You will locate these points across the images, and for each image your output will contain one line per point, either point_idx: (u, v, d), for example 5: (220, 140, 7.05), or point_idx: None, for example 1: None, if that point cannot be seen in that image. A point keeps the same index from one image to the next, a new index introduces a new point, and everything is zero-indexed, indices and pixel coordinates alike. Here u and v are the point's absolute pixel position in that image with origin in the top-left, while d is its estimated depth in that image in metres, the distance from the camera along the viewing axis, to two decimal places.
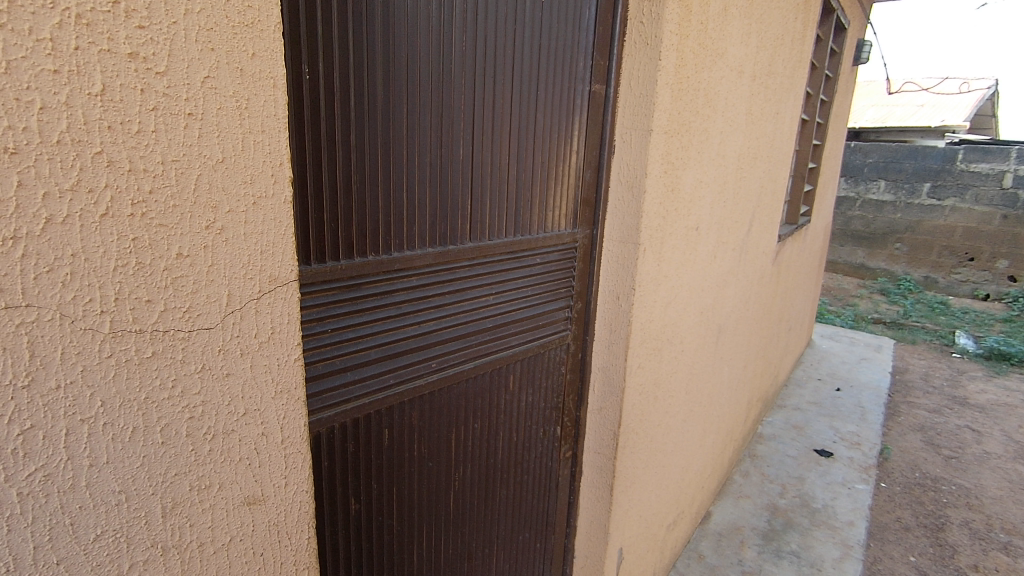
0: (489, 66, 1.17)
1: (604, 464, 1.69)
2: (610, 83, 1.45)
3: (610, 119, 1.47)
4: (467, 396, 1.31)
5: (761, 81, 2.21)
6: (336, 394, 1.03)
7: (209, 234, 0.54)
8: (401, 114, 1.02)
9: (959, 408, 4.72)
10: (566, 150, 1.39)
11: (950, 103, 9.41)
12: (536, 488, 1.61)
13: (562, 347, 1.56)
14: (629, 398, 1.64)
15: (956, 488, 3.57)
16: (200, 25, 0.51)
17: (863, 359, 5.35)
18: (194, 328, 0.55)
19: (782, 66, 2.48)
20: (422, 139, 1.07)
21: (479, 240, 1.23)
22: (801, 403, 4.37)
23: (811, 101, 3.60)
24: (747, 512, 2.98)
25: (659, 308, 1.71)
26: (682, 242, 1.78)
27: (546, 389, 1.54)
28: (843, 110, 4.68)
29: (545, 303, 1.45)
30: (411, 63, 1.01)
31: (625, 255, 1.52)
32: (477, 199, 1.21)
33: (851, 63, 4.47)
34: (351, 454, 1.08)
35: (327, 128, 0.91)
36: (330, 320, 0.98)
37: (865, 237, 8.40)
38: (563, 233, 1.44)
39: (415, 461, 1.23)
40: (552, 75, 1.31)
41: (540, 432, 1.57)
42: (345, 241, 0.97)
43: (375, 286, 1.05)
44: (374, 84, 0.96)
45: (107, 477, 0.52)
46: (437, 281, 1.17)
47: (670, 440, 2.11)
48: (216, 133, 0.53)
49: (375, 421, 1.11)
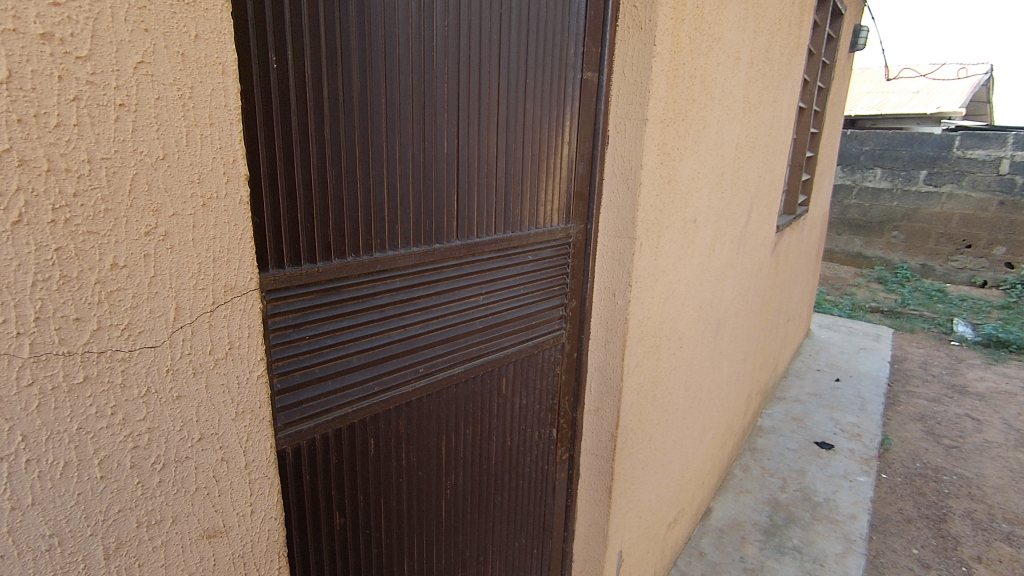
0: (474, 51, 1.09)
1: (602, 466, 1.64)
2: (604, 69, 1.37)
3: (604, 107, 1.40)
4: (457, 401, 1.26)
5: (758, 67, 2.15)
6: (316, 403, 0.99)
7: (150, 240, 0.48)
8: (381, 106, 0.95)
9: (959, 396, 4.69)
10: (557, 140, 1.32)
11: (946, 88, 9.37)
12: (533, 492, 1.56)
13: (556, 347, 1.49)
14: (627, 398, 1.59)
15: (957, 478, 3.54)
16: (131, 3, 0.45)
17: (862, 349, 5.32)
18: (135, 347, 0.49)
19: (779, 53, 2.42)
20: (404, 132, 1.00)
21: (466, 238, 1.17)
22: (801, 394, 4.34)
23: (809, 88, 3.55)
24: (749, 507, 2.94)
25: (656, 304, 1.66)
26: (679, 235, 1.73)
27: (540, 390, 1.48)
28: (840, 96, 4.62)
29: (536, 301, 1.38)
30: (389, 50, 0.94)
31: (621, 250, 1.46)
32: (464, 194, 1.14)
33: (847, 50, 4.40)
34: (334, 465, 1.04)
35: (299, 123, 0.85)
36: (307, 326, 0.94)
37: (862, 226, 8.38)
38: (556, 228, 1.38)
39: (403, 469, 1.18)
40: (542, 62, 1.24)
41: (536, 434, 1.51)
42: (321, 242, 0.93)
43: (356, 289, 1.00)
44: (349, 73, 0.90)
45: (33, 520, 0.45)
46: (422, 282, 1.11)
47: (670, 437, 2.07)
48: (153, 125, 0.47)
49: (358, 429, 1.07)
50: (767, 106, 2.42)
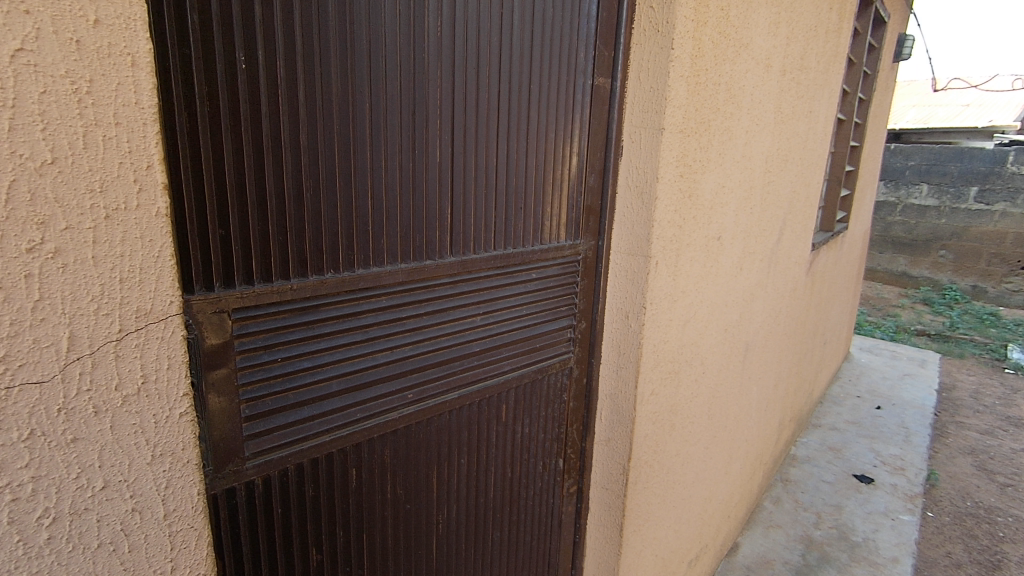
0: (471, 53, 1.01)
1: (613, 502, 1.52)
2: (617, 75, 1.28)
3: (617, 116, 1.31)
4: (450, 429, 1.17)
5: (792, 75, 2.03)
6: (289, 431, 0.91)
7: (35, 258, 0.46)
8: (365, 110, 0.88)
9: (1015, 430, 4.35)
10: (565, 150, 1.23)
11: (998, 101, 8.94)
12: (536, 527, 1.45)
13: (563, 372, 1.39)
14: (641, 429, 1.47)
15: (1013, 520, 3.25)
16: None
17: (906, 375, 5.02)
18: (16, 383, 0.46)
19: (815, 61, 2.29)
20: (392, 139, 0.93)
21: (461, 254, 1.08)
22: (838, 422, 4.10)
23: (848, 98, 3.38)
24: (779, 544, 2.74)
25: (675, 327, 1.55)
26: (702, 253, 1.61)
27: (545, 418, 1.38)
28: (883, 109, 4.40)
29: (541, 322, 1.29)
30: (374, 51, 0.87)
31: (635, 269, 1.36)
32: (460, 207, 1.06)
33: (890, 60, 4.20)
34: (310, 498, 0.97)
35: (271, 128, 0.79)
36: (279, 348, 0.87)
37: (906, 244, 8.03)
38: (563, 245, 1.28)
39: (389, 503, 1.09)
40: (548, 66, 1.15)
41: (540, 466, 1.41)
42: (297, 256, 0.85)
43: (336, 309, 0.92)
44: (328, 75, 0.83)
45: None
46: (412, 301, 1.02)
47: (691, 469, 1.94)
48: (38, 123, 0.45)
49: (338, 460, 0.99)
50: (802, 117, 2.29)
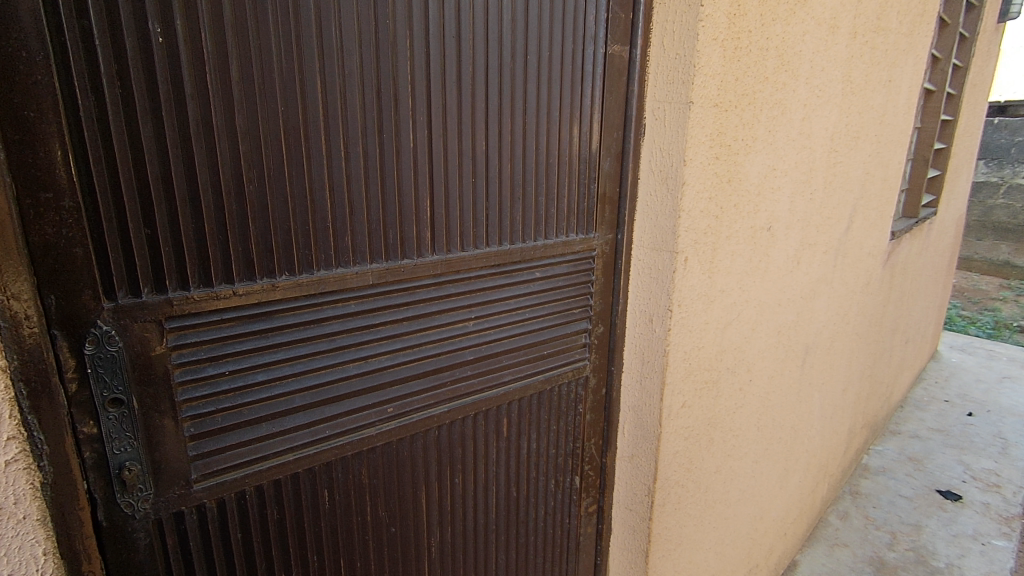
0: (451, 17, 0.87)
1: (637, 524, 1.36)
2: (637, 42, 1.11)
3: (636, 90, 1.13)
4: (441, 445, 1.05)
5: (864, 38, 1.76)
6: (244, 450, 0.82)
7: None
8: (316, 89, 0.76)
9: None
10: (571, 130, 1.07)
11: None
12: (549, 550, 1.31)
13: (577, 382, 1.24)
14: (668, 446, 1.30)
15: None
16: None
17: (1006, 378, 4.45)
18: None
19: (896, 23, 1.98)
20: (352, 121, 0.80)
21: (446, 251, 0.96)
22: (920, 430, 3.68)
23: (939, 66, 2.96)
24: (845, 565, 2.46)
25: (712, 331, 1.35)
26: (747, 246, 1.40)
27: (556, 431, 1.24)
28: (986, 77, 3.88)
29: (547, 327, 1.14)
30: (325, 18, 0.75)
31: (659, 266, 1.18)
32: (441, 197, 0.93)
33: (995, 20, 3.68)
34: (275, 521, 0.88)
35: (199, 111, 0.69)
36: (227, 359, 0.77)
37: (1011, 230, 7.19)
38: (575, 239, 1.13)
39: (371, 527, 0.98)
40: (549, 33, 1.00)
41: (552, 483, 1.27)
42: (243, 257, 0.76)
43: (295, 314, 0.81)
44: (265, 48, 0.72)
45: None
46: (387, 305, 0.91)
47: (737, 485, 1.73)
48: None
49: (306, 482, 0.89)
50: (878, 87, 1.99)
